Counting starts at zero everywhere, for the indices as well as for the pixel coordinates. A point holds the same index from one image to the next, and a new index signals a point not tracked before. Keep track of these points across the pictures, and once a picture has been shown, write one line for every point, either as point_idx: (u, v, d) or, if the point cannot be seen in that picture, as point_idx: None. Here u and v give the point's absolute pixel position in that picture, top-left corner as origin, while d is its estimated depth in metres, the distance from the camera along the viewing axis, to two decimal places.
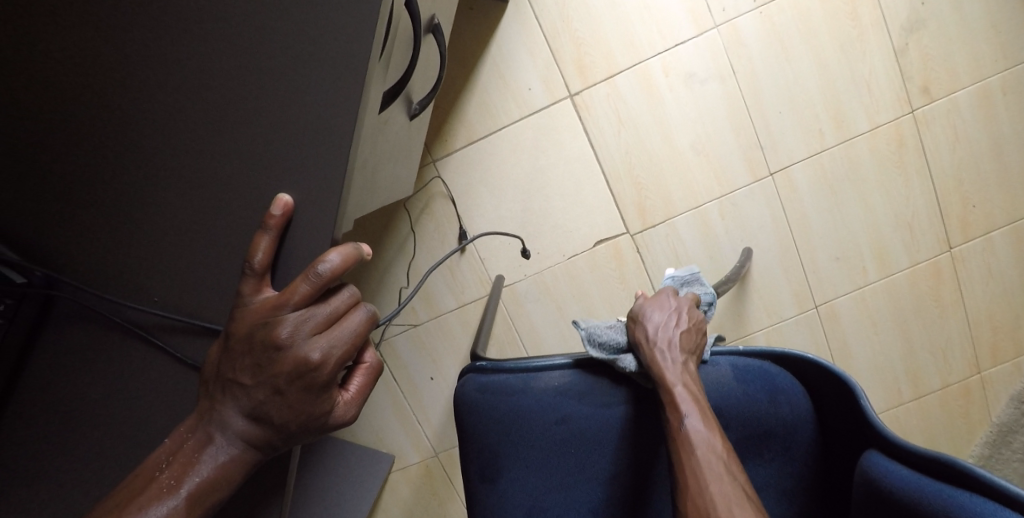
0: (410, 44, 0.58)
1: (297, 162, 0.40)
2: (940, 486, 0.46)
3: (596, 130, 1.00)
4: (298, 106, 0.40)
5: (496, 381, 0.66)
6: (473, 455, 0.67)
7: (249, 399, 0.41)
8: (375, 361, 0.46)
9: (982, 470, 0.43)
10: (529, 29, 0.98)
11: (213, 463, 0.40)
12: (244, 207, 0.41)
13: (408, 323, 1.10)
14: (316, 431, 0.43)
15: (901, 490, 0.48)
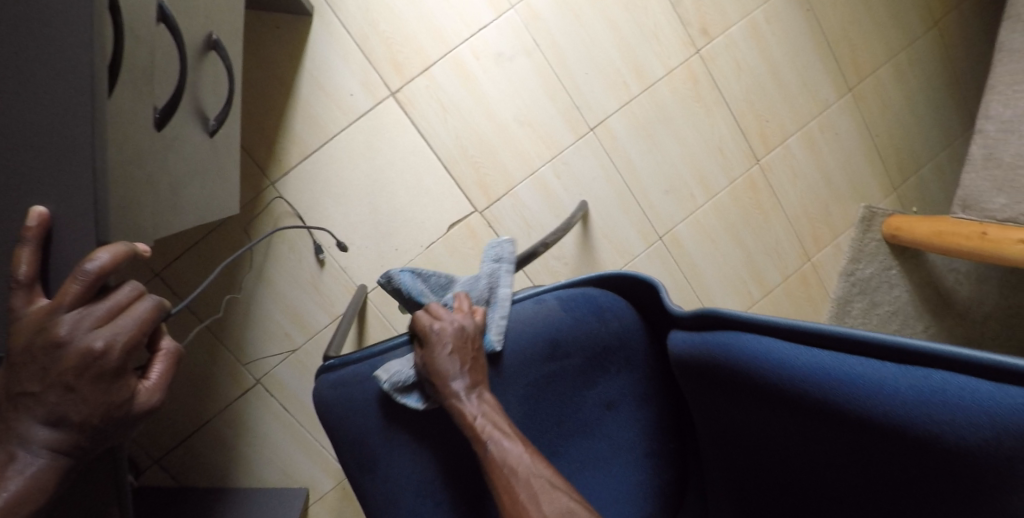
0: (178, 61, 0.58)
1: None
2: (710, 335, 0.55)
3: (424, 122, 1.05)
4: (54, 136, 0.43)
5: (347, 373, 0.68)
6: (344, 455, 0.68)
7: (42, 406, 0.44)
8: (172, 347, 0.52)
9: (729, 311, 0.52)
10: (336, 37, 1.00)
11: (22, 476, 0.44)
12: None
13: (284, 350, 1.06)
14: (124, 423, 0.47)
15: (690, 352, 0.56)
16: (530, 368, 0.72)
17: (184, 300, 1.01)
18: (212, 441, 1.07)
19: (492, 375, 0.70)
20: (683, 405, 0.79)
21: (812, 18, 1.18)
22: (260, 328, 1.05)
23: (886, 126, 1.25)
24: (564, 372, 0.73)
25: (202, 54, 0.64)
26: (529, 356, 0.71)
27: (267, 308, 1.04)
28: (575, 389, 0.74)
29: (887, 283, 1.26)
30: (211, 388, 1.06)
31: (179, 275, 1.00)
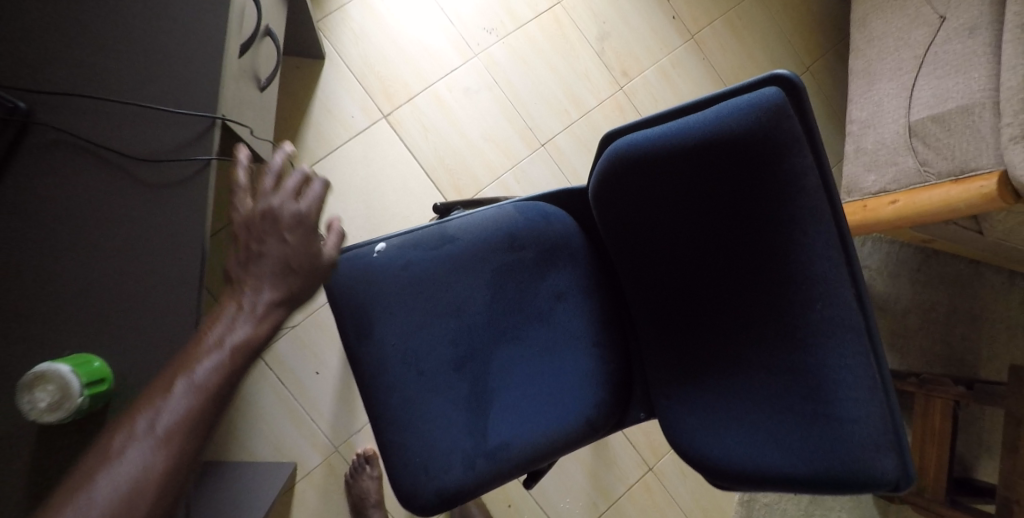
0: (252, 27, 0.85)
1: None
2: (597, 163, 0.74)
3: (409, 138, 1.33)
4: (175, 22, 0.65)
5: (351, 254, 0.88)
6: (345, 321, 0.86)
7: (267, 260, 0.59)
8: (337, 227, 0.64)
9: (605, 135, 0.72)
10: (343, 75, 1.31)
11: (248, 331, 0.57)
12: None
13: (285, 324, 1.25)
14: (313, 274, 0.61)
15: (591, 182, 0.75)
16: (495, 257, 0.91)
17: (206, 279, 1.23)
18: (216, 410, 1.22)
19: (464, 260, 0.90)
20: (620, 301, 0.97)
21: (708, 66, 1.52)
22: None
23: None
24: (521, 263, 0.92)
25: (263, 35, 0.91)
26: (492, 247, 0.91)
27: None
28: (532, 279, 0.93)
29: None
30: None
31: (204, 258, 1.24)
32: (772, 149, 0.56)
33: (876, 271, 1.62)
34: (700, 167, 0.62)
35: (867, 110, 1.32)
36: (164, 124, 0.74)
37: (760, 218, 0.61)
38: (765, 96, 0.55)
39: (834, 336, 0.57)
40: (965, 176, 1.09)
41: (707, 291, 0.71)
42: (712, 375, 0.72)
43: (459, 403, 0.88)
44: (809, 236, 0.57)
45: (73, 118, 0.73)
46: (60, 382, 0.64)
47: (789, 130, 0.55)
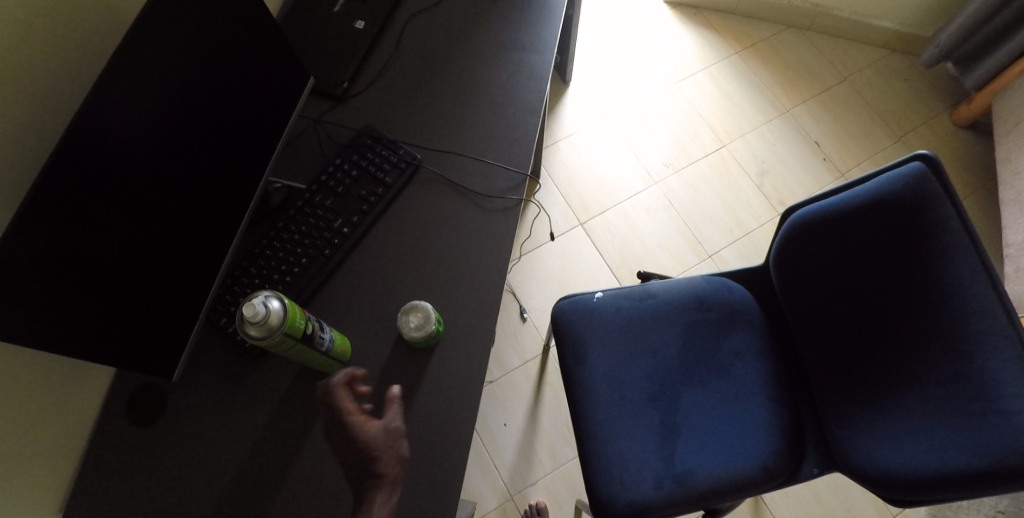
0: None
1: (508, 140, 1.04)
2: (778, 231, 1.02)
3: (601, 243, 1.63)
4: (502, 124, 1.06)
5: (574, 300, 1.16)
6: (567, 349, 1.13)
7: None
8: None
9: (784, 212, 1.01)
10: (552, 192, 1.69)
11: None
12: (479, 155, 1.02)
13: (485, 380, 1.52)
14: None
15: (773, 246, 1.03)
16: (685, 314, 1.15)
17: None
18: None
19: (661, 314, 1.15)
20: (792, 366, 1.13)
21: None
22: None
23: None
24: (705, 321, 1.14)
25: None
26: (683, 305, 1.15)
27: None
28: (715, 336, 1.14)
29: None
30: None
31: None
32: (918, 205, 0.81)
33: None
34: (862, 227, 0.88)
35: (1022, 234, 1.44)
36: (484, 171, 1.01)
37: (916, 260, 0.83)
38: (910, 170, 0.83)
39: (989, 344, 0.76)
40: None
41: (873, 328, 0.91)
42: (887, 398, 0.89)
43: (651, 428, 1.06)
44: (953, 267, 0.79)
45: (424, 160, 1.02)
46: (426, 314, 0.88)
47: (931, 191, 0.81)
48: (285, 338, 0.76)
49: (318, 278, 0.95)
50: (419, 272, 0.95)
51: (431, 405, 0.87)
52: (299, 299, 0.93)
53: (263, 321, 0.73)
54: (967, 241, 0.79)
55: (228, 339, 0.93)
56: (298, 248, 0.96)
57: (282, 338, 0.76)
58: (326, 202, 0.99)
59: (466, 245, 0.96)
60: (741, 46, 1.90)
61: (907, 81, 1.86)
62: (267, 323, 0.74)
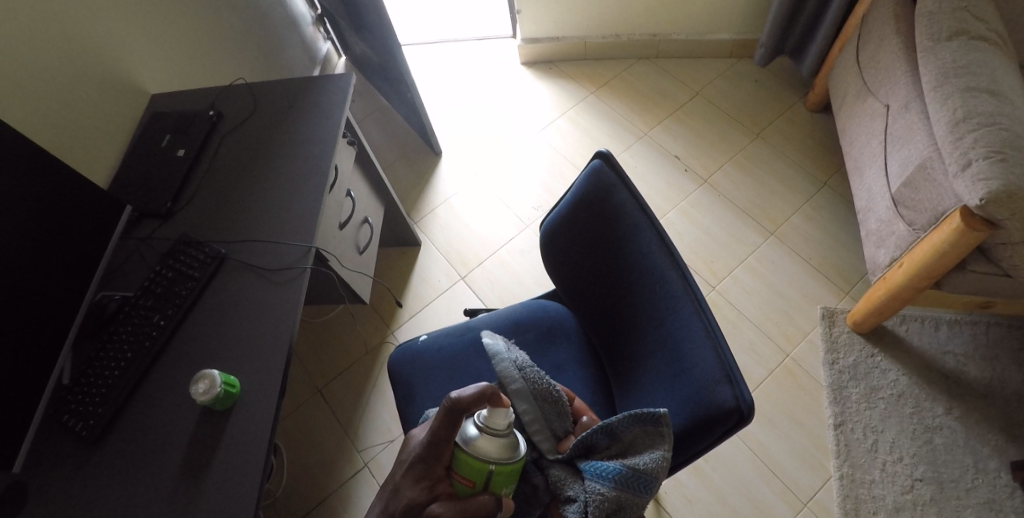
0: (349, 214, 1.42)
1: (298, 217, 1.16)
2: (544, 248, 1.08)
3: (481, 291, 1.75)
4: (296, 205, 1.18)
5: (405, 349, 1.27)
6: (399, 390, 1.22)
7: None
8: None
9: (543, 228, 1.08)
10: (432, 254, 1.84)
11: None
12: (275, 237, 1.14)
13: (386, 439, 1.58)
14: None
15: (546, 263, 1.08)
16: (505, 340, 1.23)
17: (331, 405, 1.65)
18: (327, 507, 1.51)
19: (483, 342, 1.24)
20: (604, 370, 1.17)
21: (725, 201, 1.77)
22: (374, 422, 1.61)
23: (812, 250, 1.66)
24: (525, 342, 1.23)
25: (361, 223, 1.49)
26: (503, 332, 1.24)
27: (378, 410, 1.63)
28: (536, 354, 1.21)
29: (876, 368, 1.47)
30: (335, 468, 1.56)
31: (333, 390, 1.67)
32: (605, 193, 0.88)
33: (963, 355, 1.45)
34: (580, 222, 0.94)
35: (864, 197, 1.44)
36: (275, 251, 1.12)
37: (617, 247, 0.88)
38: (596, 165, 0.90)
39: (673, 305, 0.78)
40: (941, 220, 1.15)
41: (614, 314, 0.93)
42: (635, 379, 0.89)
43: None
44: (638, 240, 0.84)
45: (229, 252, 1.13)
46: (213, 379, 0.94)
47: (611, 178, 0.87)
48: (491, 476, 0.79)
49: (137, 373, 1.00)
50: (212, 345, 1.03)
51: (217, 462, 0.93)
52: (117, 396, 0.98)
53: (502, 439, 0.79)
54: (644, 213, 0.83)
55: (49, 450, 0.95)
56: (124, 349, 1.02)
57: (484, 470, 0.78)
58: (149, 303, 1.07)
59: (253, 314, 1.06)
60: (594, 86, 2.05)
61: (757, 83, 1.95)
62: (504, 443, 0.79)
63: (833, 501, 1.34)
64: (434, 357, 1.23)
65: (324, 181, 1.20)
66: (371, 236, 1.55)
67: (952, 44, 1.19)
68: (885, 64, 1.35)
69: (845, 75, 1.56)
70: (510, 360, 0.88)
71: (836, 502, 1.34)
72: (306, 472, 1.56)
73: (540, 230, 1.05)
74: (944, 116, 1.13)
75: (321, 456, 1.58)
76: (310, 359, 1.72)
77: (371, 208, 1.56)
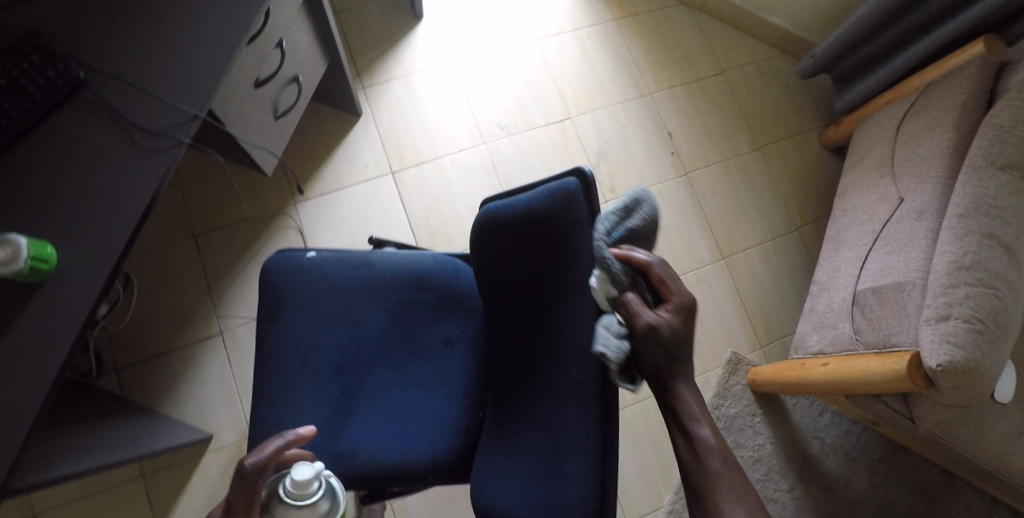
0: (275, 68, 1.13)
1: (195, 67, 0.89)
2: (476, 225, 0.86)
3: (407, 195, 1.55)
4: (198, 49, 0.89)
5: (287, 255, 1.10)
6: (264, 302, 1.07)
7: None
8: None
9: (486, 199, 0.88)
10: (370, 132, 1.57)
11: None
12: (156, 83, 0.87)
13: (249, 315, 1.44)
14: None
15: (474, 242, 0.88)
16: (400, 292, 1.09)
17: (202, 257, 1.45)
18: (166, 363, 1.38)
19: (375, 285, 1.09)
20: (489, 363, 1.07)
21: (695, 203, 1.59)
22: (241, 291, 1.45)
23: (752, 291, 1.55)
24: (420, 302, 1.09)
25: (288, 81, 1.21)
26: (401, 283, 1.09)
27: (251, 281, 1.45)
28: (426, 319, 1.08)
29: (748, 428, 1.45)
30: (187, 326, 1.41)
31: (208, 241, 1.46)
32: (564, 224, 0.68)
33: (830, 445, 1.46)
34: (526, 238, 0.75)
35: (828, 273, 1.34)
36: (149, 104, 0.86)
37: (555, 292, 0.71)
38: (570, 182, 0.69)
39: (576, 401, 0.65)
40: (885, 351, 1.08)
41: (527, 351, 0.80)
42: (516, 429, 0.79)
43: (325, 400, 1.01)
44: (576, 302, 0.67)
45: (92, 81, 0.86)
46: (17, 251, 0.73)
47: (578, 210, 0.67)
48: None
49: None
50: (31, 195, 0.81)
51: (2, 343, 0.76)
52: None
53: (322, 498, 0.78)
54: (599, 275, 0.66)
55: None
56: None
57: None
58: None
59: (95, 177, 0.82)
60: (621, 12, 1.71)
61: (787, 88, 1.70)
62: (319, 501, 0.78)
63: None
64: (316, 280, 1.08)
65: (246, 32, 0.91)
66: (297, 97, 1.28)
67: (1001, 175, 1.04)
68: (925, 155, 1.19)
69: (878, 136, 1.38)
70: (606, 223, 0.68)
71: None
72: (153, 318, 1.40)
73: (481, 210, 0.84)
74: (951, 254, 1.01)
75: (175, 307, 1.42)
76: (196, 199, 1.49)
77: (311, 65, 1.28)
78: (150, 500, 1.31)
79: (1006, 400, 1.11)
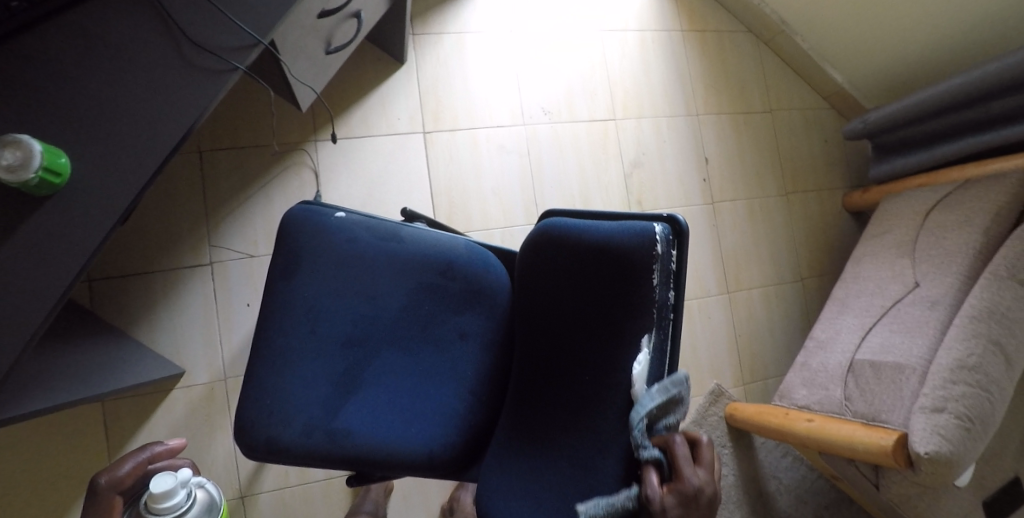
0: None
1: None
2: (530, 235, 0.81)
3: (434, 158, 1.46)
4: None
5: (310, 209, 0.97)
6: (280, 254, 0.95)
7: None
8: None
9: (548, 213, 0.83)
10: (409, 83, 1.48)
11: None
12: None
13: (245, 252, 1.34)
14: None
15: (524, 250, 0.83)
16: (426, 275, 0.99)
17: (205, 179, 1.34)
18: (147, 284, 1.29)
19: (401, 261, 0.99)
20: (505, 363, 1.03)
21: (714, 232, 1.60)
22: (240, 225, 1.35)
23: (746, 330, 1.59)
24: (444, 289, 1.00)
25: (347, 18, 1.11)
26: (428, 265, 0.99)
27: (253, 216, 1.36)
28: (446, 308, 1.00)
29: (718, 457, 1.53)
30: (176, 249, 1.31)
31: (214, 162, 1.35)
32: (644, 272, 0.68)
33: (785, 485, 1.57)
34: (593, 268, 0.73)
35: (827, 333, 1.37)
36: (209, 18, 0.76)
37: (615, 335, 0.71)
38: (658, 230, 0.68)
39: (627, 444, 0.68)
40: (872, 424, 1.14)
41: (558, 371, 0.78)
42: (535, 446, 0.78)
43: (329, 374, 0.93)
44: (639, 351, 0.69)
45: None
46: (31, 157, 0.66)
47: (664, 264, 0.68)
48: None
49: None
50: (67, 91, 0.72)
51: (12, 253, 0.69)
52: None
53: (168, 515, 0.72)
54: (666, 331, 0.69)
55: None
56: None
57: None
58: None
59: (142, 91, 0.74)
60: (688, 23, 1.67)
61: (825, 141, 1.71)
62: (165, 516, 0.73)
63: None
64: (341, 244, 0.97)
65: None
66: (354, 33, 1.19)
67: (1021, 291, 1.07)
68: (949, 248, 1.23)
69: (903, 214, 1.41)
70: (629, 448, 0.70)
71: None
72: (140, 233, 1.30)
73: (541, 223, 0.79)
74: (956, 352, 1.06)
75: (166, 226, 1.31)
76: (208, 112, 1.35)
77: (374, 8, 1.20)
78: (106, 427, 1.24)
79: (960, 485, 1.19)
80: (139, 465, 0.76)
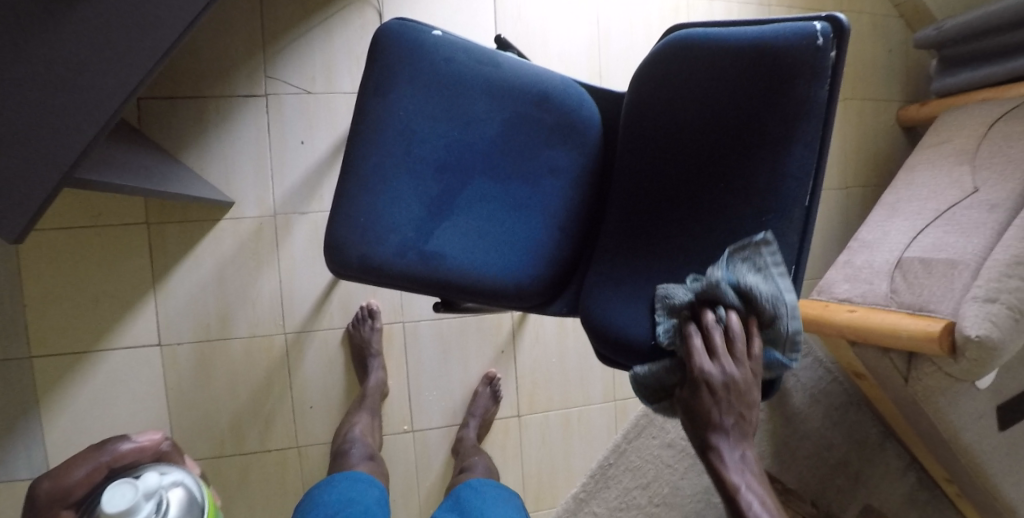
0: None
1: None
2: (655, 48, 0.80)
3: (501, 14, 1.38)
4: None
5: (405, 24, 0.91)
6: (373, 70, 0.91)
7: None
8: None
9: (674, 27, 0.81)
10: None
11: None
12: None
13: (302, 87, 1.26)
14: None
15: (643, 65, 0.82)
16: (522, 103, 0.96)
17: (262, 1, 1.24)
18: (197, 111, 1.22)
19: (497, 86, 0.95)
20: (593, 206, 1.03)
21: None
22: (298, 58, 1.26)
23: None
24: (538, 122, 0.97)
25: None
26: (525, 94, 0.96)
27: (313, 51, 1.27)
28: (540, 143, 0.98)
29: None
30: (227, 75, 1.23)
31: None
32: (802, 70, 0.67)
33: (803, 383, 1.64)
34: (736, 70, 0.71)
35: (874, 234, 1.40)
36: None
37: (755, 141, 0.72)
38: (818, 29, 0.66)
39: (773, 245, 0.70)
40: (918, 313, 1.19)
41: (682, 189, 0.79)
42: (642, 258, 0.82)
43: (423, 198, 0.91)
44: (796, 154, 0.69)
45: None
46: None
47: (824, 62, 0.67)
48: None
49: None
50: None
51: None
52: None
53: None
54: (818, 134, 0.69)
55: None
56: None
57: None
58: None
59: None
60: None
61: (889, 52, 1.68)
62: None
63: (634, 410, 1.52)
64: (439, 60, 0.92)
65: None
66: None
67: None
68: (1013, 157, 1.25)
69: (964, 126, 1.41)
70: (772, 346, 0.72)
71: (635, 411, 1.52)
72: (191, 55, 1.21)
73: (672, 37, 0.78)
74: (1014, 249, 1.09)
75: (218, 51, 1.22)
76: None
77: None
78: (152, 247, 1.22)
79: (983, 387, 1.27)
80: (97, 470, 0.57)
